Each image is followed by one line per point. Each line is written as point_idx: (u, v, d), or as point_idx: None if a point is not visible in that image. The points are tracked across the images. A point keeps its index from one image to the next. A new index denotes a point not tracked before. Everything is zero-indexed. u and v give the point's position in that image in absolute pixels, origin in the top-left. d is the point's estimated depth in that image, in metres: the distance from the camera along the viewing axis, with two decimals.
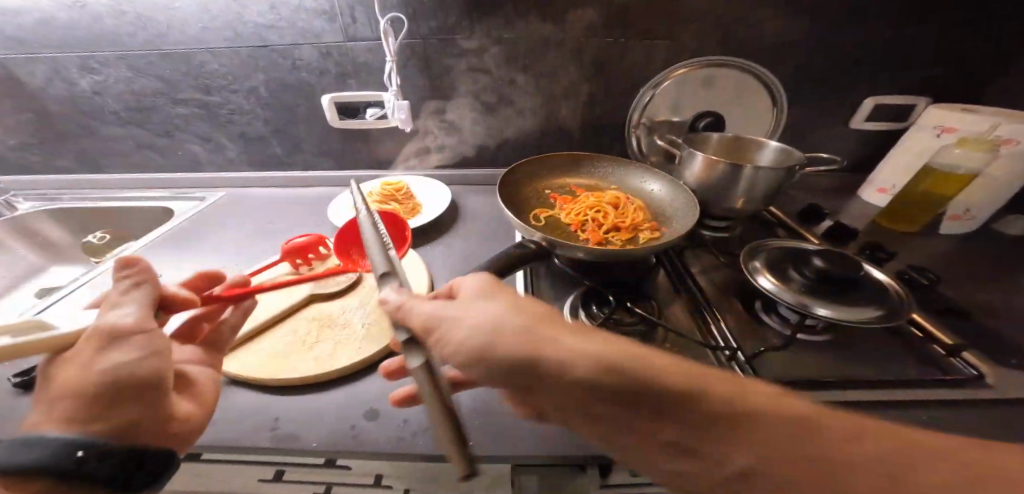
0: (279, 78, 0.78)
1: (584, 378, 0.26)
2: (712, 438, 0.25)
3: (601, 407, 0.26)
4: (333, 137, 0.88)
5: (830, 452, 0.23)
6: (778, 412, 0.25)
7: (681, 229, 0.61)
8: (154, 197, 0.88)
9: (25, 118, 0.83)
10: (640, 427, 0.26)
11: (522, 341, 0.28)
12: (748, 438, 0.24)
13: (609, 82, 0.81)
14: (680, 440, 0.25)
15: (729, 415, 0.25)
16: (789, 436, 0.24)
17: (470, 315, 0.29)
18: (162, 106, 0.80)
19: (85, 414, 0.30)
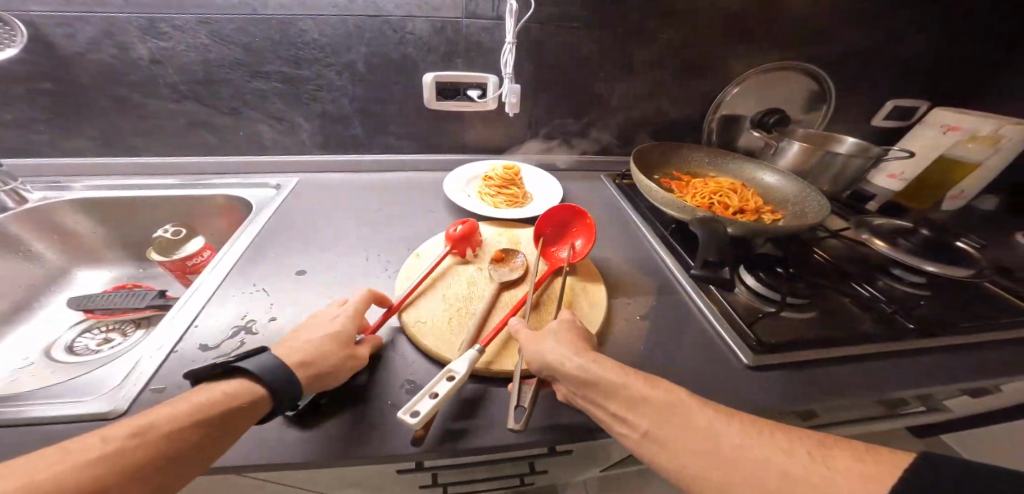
0: (382, 53, 0.71)
1: (600, 378, 0.41)
2: (669, 422, 0.37)
3: (614, 400, 0.40)
4: (424, 120, 0.82)
5: (741, 441, 0.34)
6: (720, 416, 0.36)
7: (799, 209, 0.71)
8: (212, 185, 0.75)
9: (31, 88, 0.64)
10: (630, 415, 0.39)
11: (616, 374, 0.41)
12: (692, 429, 0.36)
13: (702, 76, 0.86)
14: (649, 426, 0.38)
15: (685, 411, 0.37)
16: (712, 423, 0.36)
17: (547, 346, 0.45)
18: (236, 80, 0.68)
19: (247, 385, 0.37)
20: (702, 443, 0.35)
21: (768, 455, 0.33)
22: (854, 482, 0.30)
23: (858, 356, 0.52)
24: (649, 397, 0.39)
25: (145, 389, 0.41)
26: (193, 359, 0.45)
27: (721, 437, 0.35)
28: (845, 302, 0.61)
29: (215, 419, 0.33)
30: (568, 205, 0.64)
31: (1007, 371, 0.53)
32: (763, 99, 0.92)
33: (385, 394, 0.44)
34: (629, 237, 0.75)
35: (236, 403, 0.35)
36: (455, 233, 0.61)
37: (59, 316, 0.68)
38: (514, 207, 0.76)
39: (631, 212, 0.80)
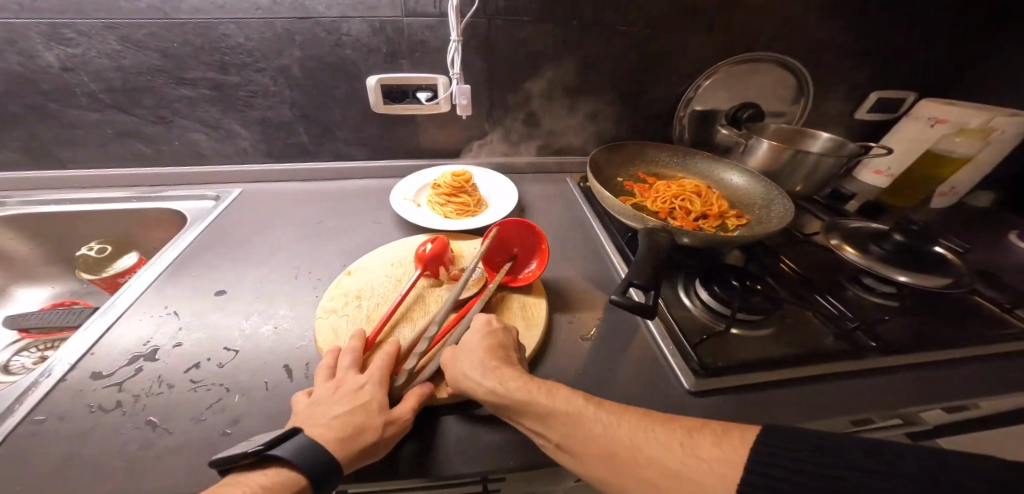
0: (318, 56, 0.68)
1: (512, 397, 0.37)
2: (572, 435, 0.34)
3: (527, 418, 0.36)
4: (373, 124, 0.79)
5: (629, 440, 0.32)
6: (610, 419, 0.34)
7: (766, 216, 0.65)
8: (152, 195, 0.72)
9: None
10: (541, 429, 0.36)
11: (521, 390, 0.37)
12: (591, 437, 0.33)
13: (666, 72, 0.81)
14: (558, 439, 0.35)
15: (583, 422, 0.34)
16: (605, 429, 0.33)
17: (464, 369, 0.40)
18: (160, 87, 0.65)
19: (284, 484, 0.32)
20: (605, 453, 0.33)
21: (658, 452, 0.31)
22: (713, 471, 0.28)
23: (811, 375, 0.48)
24: (547, 408, 0.35)
25: (23, 422, 0.38)
26: (83, 388, 0.42)
27: (616, 439, 0.32)
28: (807, 316, 0.56)
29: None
30: (521, 221, 0.60)
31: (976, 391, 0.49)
32: (736, 93, 0.87)
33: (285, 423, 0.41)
34: (586, 245, 0.71)
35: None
36: (424, 253, 0.58)
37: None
38: (465, 215, 0.72)
39: (591, 218, 0.76)
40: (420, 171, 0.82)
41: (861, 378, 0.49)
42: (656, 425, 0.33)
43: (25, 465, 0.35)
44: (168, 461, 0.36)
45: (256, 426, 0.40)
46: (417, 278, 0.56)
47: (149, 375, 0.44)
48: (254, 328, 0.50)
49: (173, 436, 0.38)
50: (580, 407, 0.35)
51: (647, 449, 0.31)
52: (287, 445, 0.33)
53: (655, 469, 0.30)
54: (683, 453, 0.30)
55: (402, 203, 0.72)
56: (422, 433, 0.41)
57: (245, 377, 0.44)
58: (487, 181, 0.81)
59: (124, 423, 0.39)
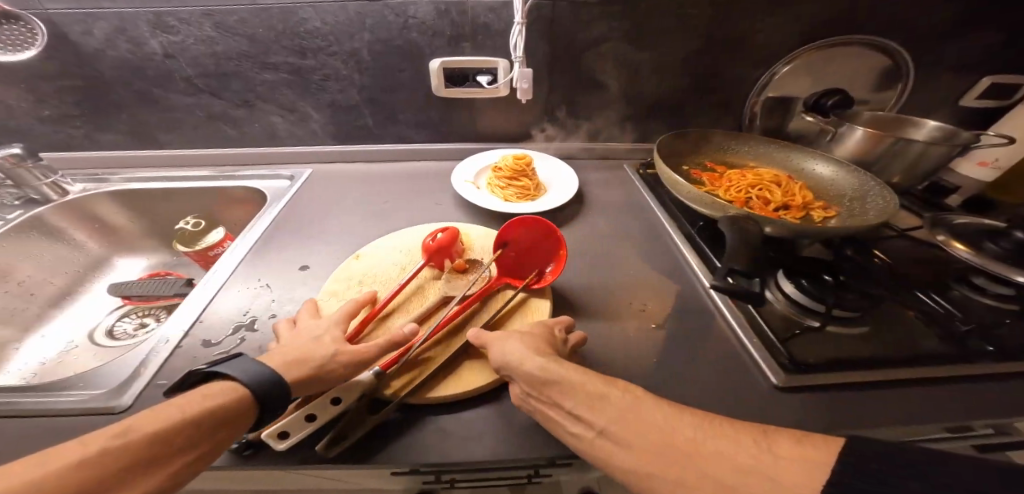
0: (386, 40, 0.70)
1: (567, 377, 0.36)
2: (630, 421, 0.32)
3: (572, 398, 0.35)
4: (434, 108, 0.80)
5: (695, 433, 0.30)
6: (673, 409, 0.33)
7: (862, 210, 0.59)
8: (235, 175, 0.77)
9: (61, 84, 0.66)
10: (586, 413, 0.34)
11: (577, 375, 0.37)
12: (661, 423, 0.31)
13: (741, 54, 0.76)
14: (606, 425, 0.33)
15: (642, 411, 0.33)
16: (664, 418, 0.32)
17: (514, 349, 0.40)
18: (246, 72, 0.69)
19: (215, 405, 0.32)
20: (666, 437, 0.31)
21: (725, 447, 0.28)
22: (793, 466, 0.26)
23: (921, 376, 0.44)
24: (601, 392, 0.35)
25: (150, 385, 0.42)
26: (197, 355, 0.45)
27: (675, 432, 0.30)
28: (907, 314, 0.52)
29: (185, 427, 0.30)
30: (544, 223, 0.56)
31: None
32: (819, 77, 0.79)
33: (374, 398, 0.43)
34: (650, 235, 0.68)
35: (210, 409, 0.32)
36: (433, 242, 0.57)
37: (103, 298, 0.69)
38: (525, 199, 0.71)
39: (655, 206, 0.73)
40: (477, 154, 0.82)
41: (979, 385, 0.44)
42: (711, 427, 0.31)
43: None
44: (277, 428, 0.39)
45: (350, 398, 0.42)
46: (421, 268, 0.55)
47: (251, 346, 0.47)
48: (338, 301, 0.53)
49: None
50: (638, 396, 0.34)
51: (711, 438, 0.29)
52: (230, 365, 0.36)
53: (722, 457, 0.28)
54: (753, 446, 0.28)
55: (464, 185, 0.73)
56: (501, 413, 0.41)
57: None
58: (547, 167, 0.80)
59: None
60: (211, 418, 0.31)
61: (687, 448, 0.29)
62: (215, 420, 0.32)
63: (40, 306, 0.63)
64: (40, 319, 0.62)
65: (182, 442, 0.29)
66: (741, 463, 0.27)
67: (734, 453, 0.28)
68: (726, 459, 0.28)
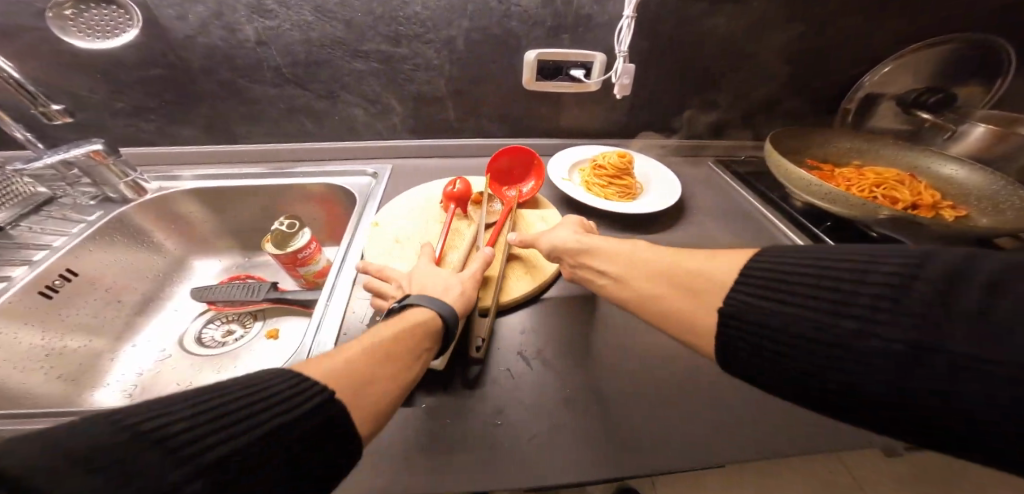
0: (486, 28, 0.65)
1: (594, 243, 0.47)
2: (635, 262, 0.43)
3: (598, 257, 0.46)
4: (520, 101, 0.76)
5: (674, 261, 0.39)
6: (658, 247, 0.43)
7: (999, 210, 0.57)
8: (315, 171, 0.72)
9: (141, 73, 0.61)
10: (611, 267, 0.44)
11: (600, 239, 0.48)
12: (666, 265, 0.40)
13: (845, 49, 0.72)
14: (623, 272, 0.43)
15: (638, 253, 0.43)
16: (656, 253, 0.42)
17: (555, 234, 0.52)
18: (338, 61, 0.64)
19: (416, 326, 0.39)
20: (666, 275, 0.39)
21: (698, 265, 0.37)
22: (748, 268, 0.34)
23: None
24: (615, 248, 0.45)
25: None
26: None
27: (659, 262, 0.40)
28: None
29: (404, 342, 0.37)
30: (519, 146, 0.67)
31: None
32: (922, 76, 0.77)
33: (546, 411, 0.43)
34: (764, 234, 0.66)
35: (415, 332, 0.39)
36: (455, 191, 0.63)
37: (183, 305, 0.66)
38: (628, 198, 0.69)
39: (755, 203, 0.72)
40: (567, 150, 0.80)
41: None
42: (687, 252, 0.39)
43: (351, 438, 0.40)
44: (464, 445, 0.40)
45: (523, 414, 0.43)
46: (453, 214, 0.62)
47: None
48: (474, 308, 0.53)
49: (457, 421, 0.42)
50: (639, 245, 0.45)
51: (687, 258, 0.39)
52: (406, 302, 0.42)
53: (702, 272, 0.36)
54: (719, 259, 0.37)
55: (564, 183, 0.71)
56: None
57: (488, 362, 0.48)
58: (641, 165, 0.78)
59: (408, 405, 0.43)
60: (413, 338, 0.38)
61: (682, 275, 0.37)
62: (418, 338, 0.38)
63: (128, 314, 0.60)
64: (131, 327, 0.60)
65: (405, 357, 0.36)
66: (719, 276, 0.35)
67: (711, 266, 0.36)
68: (706, 273, 0.36)
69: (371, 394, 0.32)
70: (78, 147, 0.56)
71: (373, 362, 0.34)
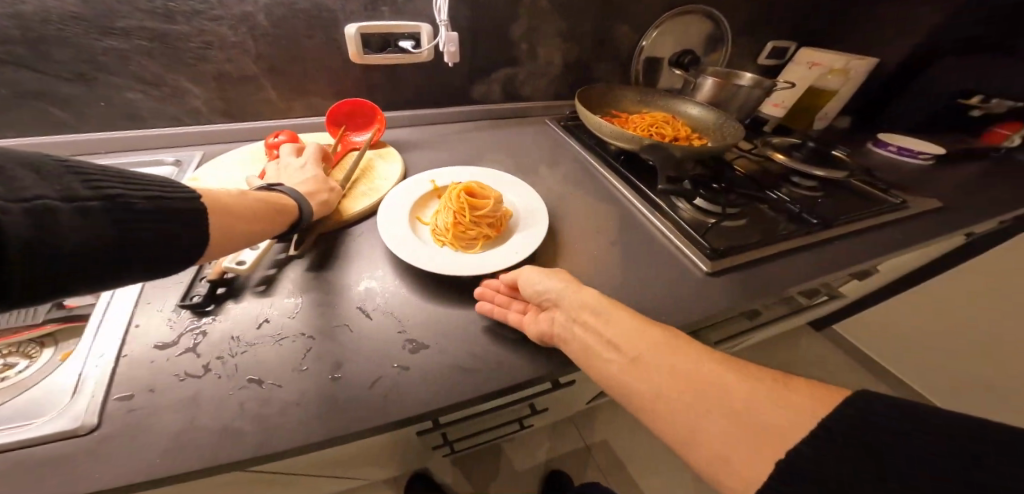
0: (283, 0, 0.63)
1: (610, 311, 0.42)
2: (662, 349, 0.37)
3: (610, 328, 0.40)
4: (349, 77, 0.76)
5: (702, 374, 0.34)
6: (686, 345, 0.37)
7: (723, 136, 0.79)
8: (98, 166, 0.64)
9: None
10: (621, 342, 0.39)
11: (608, 309, 0.42)
12: (681, 372, 0.35)
13: (614, 26, 0.91)
14: (640, 352, 0.37)
15: (663, 338, 0.38)
16: (691, 358, 0.36)
17: (552, 289, 0.45)
18: (78, 39, 0.56)
19: (283, 201, 0.48)
20: (688, 382, 0.34)
21: (740, 398, 0.31)
22: (792, 416, 0.29)
23: (781, 247, 0.66)
24: (638, 324, 0.40)
25: (108, 400, 0.37)
26: (152, 360, 0.40)
27: (695, 371, 0.34)
28: (763, 209, 0.76)
29: (272, 205, 0.46)
30: (360, 100, 0.73)
31: (871, 255, 0.70)
32: (678, 43, 1.00)
33: (389, 357, 0.43)
34: (583, 174, 0.79)
35: (281, 203, 0.48)
36: (277, 141, 0.67)
37: None
38: (444, 239, 0.57)
39: (579, 149, 0.85)
40: (442, 169, 0.69)
41: (809, 247, 0.68)
42: (730, 372, 0.34)
43: (142, 432, 0.35)
44: (298, 412, 0.37)
45: (368, 363, 0.42)
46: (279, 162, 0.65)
47: (215, 338, 0.43)
48: (278, 274, 0.51)
49: (287, 388, 0.39)
50: (665, 330, 0.39)
51: (719, 372, 0.34)
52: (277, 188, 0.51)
53: (727, 398, 0.32)
54: (767, 393, 0.31)
55: (401, 201, 0.61)
56: (514, 343, 0.47)
57: (324, 324, 0.46)
58: (516, 189, 0.67)
59: (226, 384, 0.39)
60: (277, 207, 0.47)
61: (707, 395, 0.32)
62: (282, 207, 0.48)
63: None
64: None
65: (261, 216, 0.44)
66: (752, 414, 0.30)
67: (749, 396, 0.31)
68: (733, 403, 0.31)
69: (233, 225, 0.39)
70: None
71: (232, 204, 0.40)
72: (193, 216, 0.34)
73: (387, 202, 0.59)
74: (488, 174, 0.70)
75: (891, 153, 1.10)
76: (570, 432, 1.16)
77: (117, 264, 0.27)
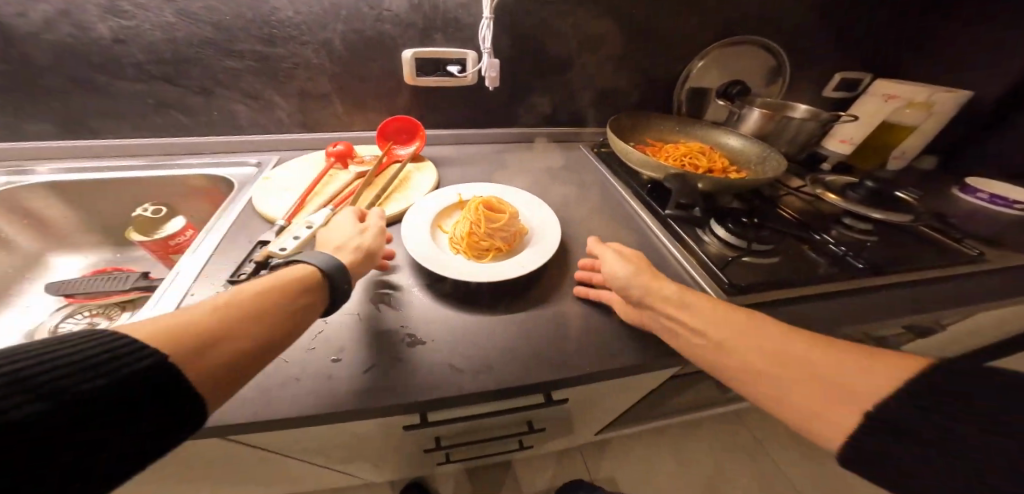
0: (358, 30, 0.74)
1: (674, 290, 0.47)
2: (734, 329, 0.42)
3: (680, 310, 0.46)
4: (406, 97, 0.85)
5: (774, 342, 0.39)
6: (751, 317, 0.43)
7: (764, 171, 0.75)
8: (200, 163, 0.77)
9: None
10: (696, 323, 0.44)
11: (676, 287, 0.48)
12: (765, 343, 0.39)
13: (661, 56, 0.92)
14: (721, 337, 0.42)
15: (729, 315, 0.43)
16: (760, 329, 0.41)
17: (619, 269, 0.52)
18: (208, 58, 0.71)
19: (302, 286, 0.40)
20: (772, 355, 0.39)
21: (809, 354, 0.38)
22: (864, 367, 0.35)
23: (815, 291, 0.61)
24: (704, 303, 0.46)
25: None
26: None
27: (766, 338, 0.40)
28: (802, 249, 0.71)
29: (285, 298, 0.37)
30: (405, 117, 0.82)
31: (939, 304, 0.63)
32: (728, 72, 0.98)
33: (388, 347, 0.48)
34: (607, 198, 0.80)
35: (303, 287, 0.40)
36: (336, 150, 0.76)
37: (36, 303, 0.68)
38: (460, 248, 0.61)
39: (606, 175, 0.87)
40: (471, 184, 0.75)
41: (852, 294, 0.63)
42: (794, 335, 0.40)
43: None
44: (297, 386, 0.43)
45: (367, 350, 0.48)
46: (331, 168, 0.75)
47: None
48: None
49: (291, 364, 0.45)
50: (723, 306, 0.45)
51: (790, 337, 0.40)
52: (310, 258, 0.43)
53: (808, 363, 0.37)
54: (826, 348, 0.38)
55: (427, 209, 0.67)
56: (510, 352, 0.49)
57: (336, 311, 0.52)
58: (535, 209, 0.69)
59: None
60: (289, 298, 0.38)
61: (783, 357, 0.38)
62: (297, 296, 0.38)
63: None
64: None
65: (272, 318, 0.36)
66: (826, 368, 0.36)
67: (820, 353, 0.37)
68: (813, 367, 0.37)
69: (234, 347, 0.32)
70: None
71: (222, 326, 0.32)
72: (162, 376, 0.28)
73: (414, 211, 0.66)
74: (512, 192, 0.73)
75: (978, 200, 0.96)
76: (579, 464, 1.12)
77: (87, 465, 0.25)
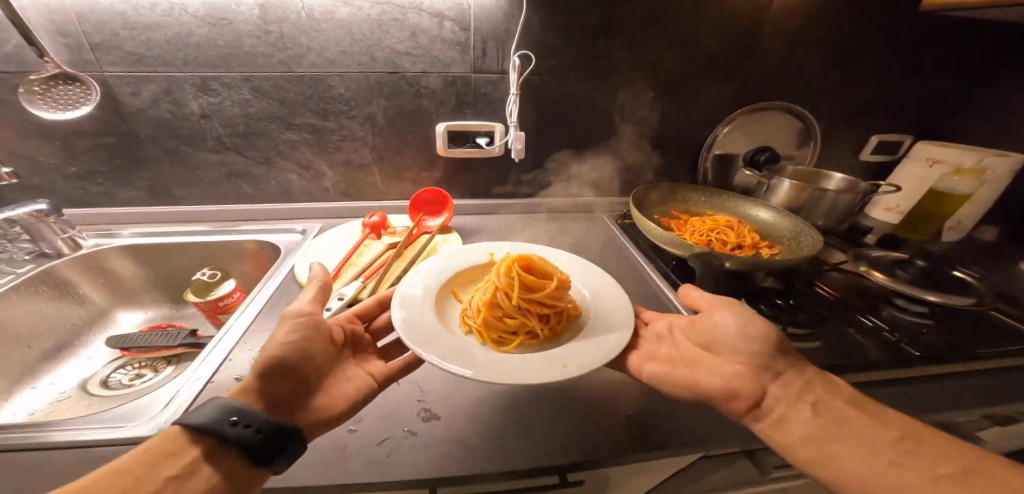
0: (399, 105, 0.81)
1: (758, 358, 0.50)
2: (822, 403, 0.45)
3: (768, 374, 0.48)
4: (439, 165, 0.90)
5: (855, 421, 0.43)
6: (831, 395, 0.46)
7: (799, 248, 0.73)
8: (253, 231, 0.84)
9: (102, 144, 0.76)
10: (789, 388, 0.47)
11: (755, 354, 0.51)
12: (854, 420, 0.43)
13: (687, 126, 0.94)
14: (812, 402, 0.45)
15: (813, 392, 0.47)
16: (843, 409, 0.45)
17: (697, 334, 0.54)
18: (272, 131, 0.80)
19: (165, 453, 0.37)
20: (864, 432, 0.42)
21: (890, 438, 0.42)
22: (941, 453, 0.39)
23: (861, 382, 0.56)
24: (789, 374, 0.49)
25: None
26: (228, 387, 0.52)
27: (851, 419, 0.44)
28: (847, 331, 0.66)
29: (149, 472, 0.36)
30: (436, 189, 0.87)
31: (1008, 398, 0.56)
32: (756, 138, 0.97)
33: (402, 420, 0.49)
34: (631, 270, 0.80)
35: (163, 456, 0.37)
36: (371, 221, 0.82)
37: (97, 355, 0.74)
38: (472, 318, 0.60)
39: (628, 246, 0.87)
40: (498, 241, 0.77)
41: (905, 384, 0.57)
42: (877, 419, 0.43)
43: None
44: (314, 456, 0.44)
45: (383, 422, 0.48)
46: (365, 238, 0.80)
47: None
48: None
49: None
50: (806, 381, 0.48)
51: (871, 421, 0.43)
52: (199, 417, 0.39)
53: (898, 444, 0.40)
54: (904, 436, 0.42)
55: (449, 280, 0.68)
56: (527, 434, 0.48)
57: None
58: None
59: None
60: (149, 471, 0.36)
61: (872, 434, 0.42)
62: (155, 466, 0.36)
63: (36, 359, 0.68)
64: (30, 372, 0.67)
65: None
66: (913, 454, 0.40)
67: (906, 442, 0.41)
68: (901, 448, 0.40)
69: None
70: (24, 207, 0.70)
71: None
72: None
73: (433, 272, 0.66)
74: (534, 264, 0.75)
75: None
76: None
77: None
